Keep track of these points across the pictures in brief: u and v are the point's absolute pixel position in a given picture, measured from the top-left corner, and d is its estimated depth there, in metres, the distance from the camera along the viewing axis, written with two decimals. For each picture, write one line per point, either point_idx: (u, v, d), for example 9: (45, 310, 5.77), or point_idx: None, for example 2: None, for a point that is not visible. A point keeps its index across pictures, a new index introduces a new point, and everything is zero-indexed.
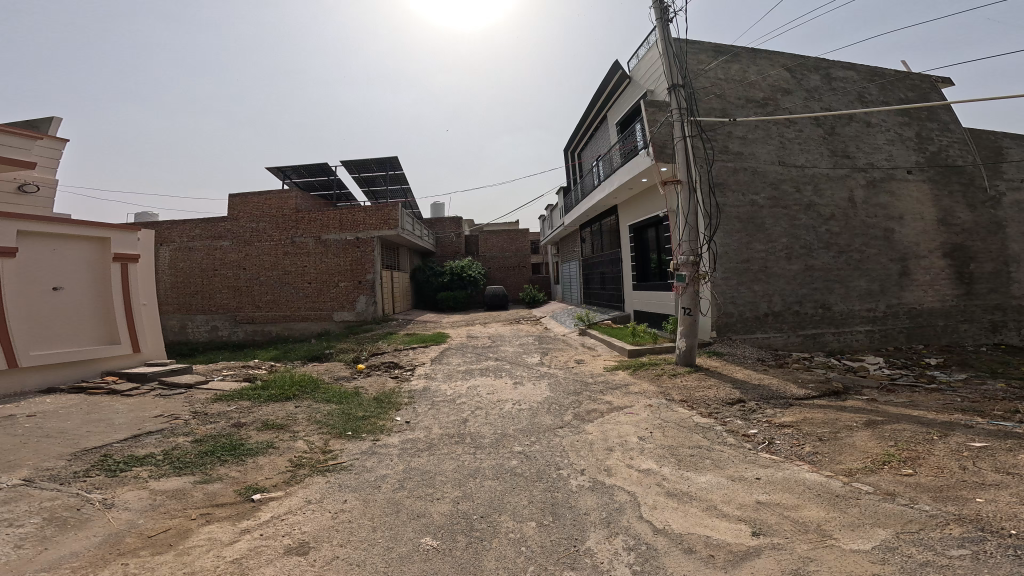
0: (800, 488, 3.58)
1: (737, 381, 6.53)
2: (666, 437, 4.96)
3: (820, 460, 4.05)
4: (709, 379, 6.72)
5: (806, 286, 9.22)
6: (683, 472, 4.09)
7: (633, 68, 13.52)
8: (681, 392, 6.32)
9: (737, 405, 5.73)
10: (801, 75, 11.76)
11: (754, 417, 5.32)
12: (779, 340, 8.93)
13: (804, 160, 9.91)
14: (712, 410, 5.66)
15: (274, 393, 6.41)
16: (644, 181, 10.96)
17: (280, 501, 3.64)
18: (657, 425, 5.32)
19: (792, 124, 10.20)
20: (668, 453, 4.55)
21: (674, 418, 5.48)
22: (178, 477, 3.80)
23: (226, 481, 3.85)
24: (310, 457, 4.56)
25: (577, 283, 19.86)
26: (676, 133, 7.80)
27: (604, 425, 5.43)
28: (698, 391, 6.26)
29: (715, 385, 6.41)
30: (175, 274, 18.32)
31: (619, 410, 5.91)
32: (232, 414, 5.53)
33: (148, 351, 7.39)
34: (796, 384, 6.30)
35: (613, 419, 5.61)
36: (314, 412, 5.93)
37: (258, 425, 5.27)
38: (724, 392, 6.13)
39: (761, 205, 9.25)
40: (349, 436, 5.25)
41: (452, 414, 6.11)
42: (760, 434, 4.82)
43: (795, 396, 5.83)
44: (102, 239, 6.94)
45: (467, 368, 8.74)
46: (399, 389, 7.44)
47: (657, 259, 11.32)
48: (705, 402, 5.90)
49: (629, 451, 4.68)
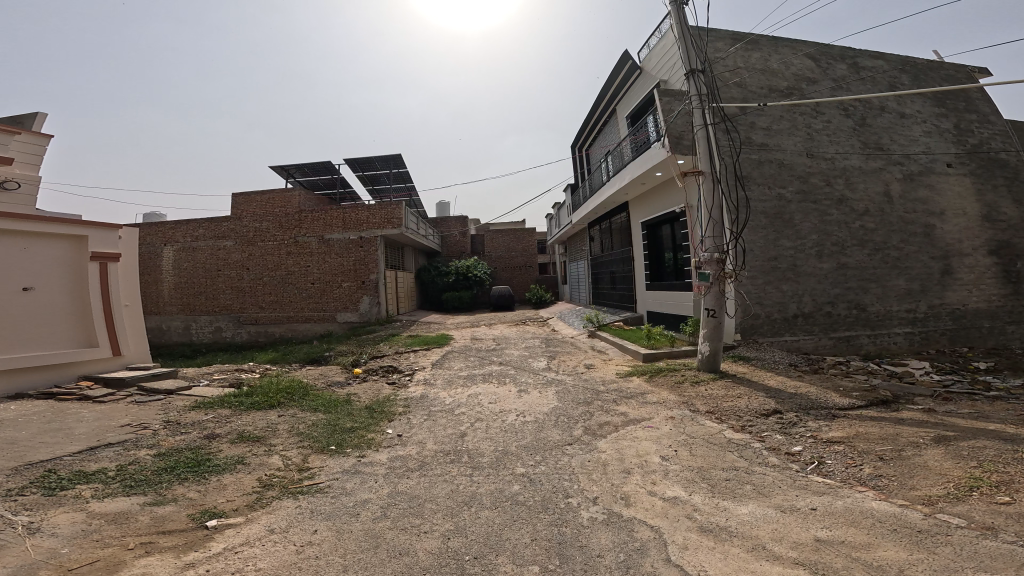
0: (866, 522, 2.92)
1: (769, 390, 5.84)
2: (694, 457, 4.30)
3: (887, 486, 3.36)
4: (737, 387, 6.02)
5: (839, 286, 8.43)
6: (718, 501, 3.45)
7: (644, 58, 12.87)
8: (707, 403, 5.64)
9: (773, 417, 5.06)
10: (826, 64, 10.95)
11: (796, 431, 4.64)
12: (809, 343, 8.18)
13: (834, 152, 9.13)
14: (745, 424, 4.98)
15: (258, 402, 5.92)
16: (658, 175, 10.27)
17: (237, 529, 3.14)
18: (682, 442, 4.66)
19: (818, 115, 9.45)
20: (697, 477, 3.90)
21: (701, 433, 4.82)
22: (126, 498, 3.34)
23: (180, 504, 3.39)
24: (283, 476, 4.04)
25: (586, 283, 19.17)
26: (695, 121, 7.05)
27: (620, 442, 4.79)
28: (725, 402, 5.59)
29: (743, 394, 5.74)
30: (178, 274, 18.16)
31: (636, 424, 5.27)
32: (209, 423, 5.06)
33: (131, 354, 6.97)
34: (837, 392, 5.59)
35: (631, 435, 4.96)
36: (298, 422, 5.41)
37: (233, 436, 4.78)
38: (757, 402, 5.45)
39: (789, 199, 8.49)
40: (332, 451, 4.71)
41: (449, 427, 5.54)
42: (805, 453, 4.15)
43: (838, 407, 5.16)
44: (80, 237, 6.57)
45: (468, 374, 8.15)
46: (394, 397, 6.90)
47: (673, 258, 10.59)
48: (736, 414, 5.23)
49: (650, 473, 4.05)
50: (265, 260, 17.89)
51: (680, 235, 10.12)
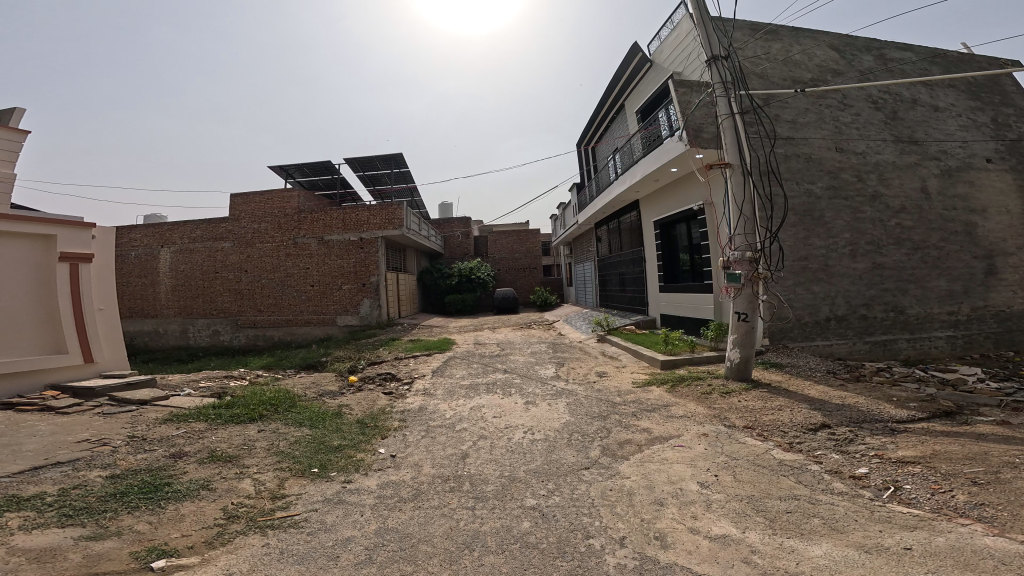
0: (986, 571, 2.27)
1: (812, 402, 5.20)
2: (739, 484, 3.66)
3: (997, 518, 2.74)
4: (775, 398, 5.39)
5: (876, 287, 7.77)
6: (780, 539, 2.83)
7: (655, 51, 12.30)
8: (742, 417, 5.00)
9: (821, 434, 4.43)
10: (851, 56, 10.31)
11: (855, 451, 4.05)
12: (843, 348, 7.53)
13: (865, 146, 8.49)
14: (791, 441, 4.36)
15: (238, 415, 5.37)
16: (674, 171, 9.62)
17: (188, 573, 2.57)
18: (721, 464, 4.02)
19: (846, 107, 8.85)
20: (747, 509, 3.27)
21: (742, 453, 4.18)
22: (58, 530, 2.77)
23: (124, 538, 2.81)
24: (253, 506, 3.46)
25: (593, 286, 18.55)
26: (720, 110, 6.40)
27: (645, 466, 4.18)
28: (762, 416, 4.95)
29: (782, 407, 5.10)
30: (176, 276, 17.77)
31: (662, 442, 4.63)
32: (178, 440, 4.50)
33: (105, 361, 6.46)
34: (891, 404, 5.07)
35: (659, 456, 4.33)
36: (280, 440, 4.84)
37: (202, 456, 4.21)
38: (800, 416, 4.81)
39: (819, 195, 7.85)
40: (314, 475, 4.12)
41: (449, 446, 4.94)
42: (875, 479, 3.54)
43: (895, 424, 4.53)
44: (47, 236, 6.07)
45: (471, 383, 7.53)
46: (390, 409, 6.32)
47: (690, 258, 9.96)
48: (779, 430, 4.60)
49: (688, 505, 3.41)
50: (264, 262, 17.45)
51: (699, 233, 9.46)
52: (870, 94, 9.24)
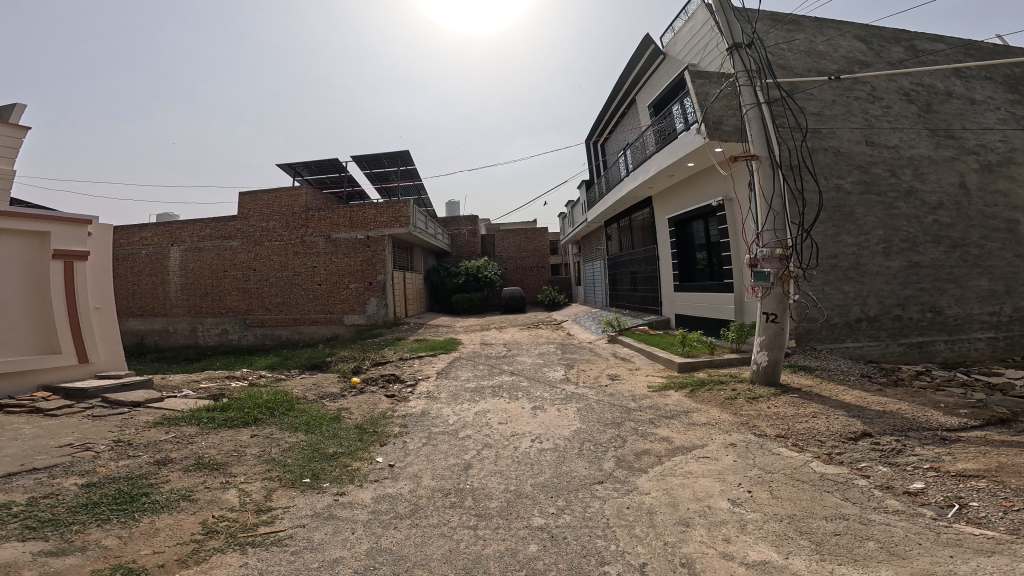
0: None
1: (849, 408, 4.74)
2: (778, 502, 3.24)
3: None
4: (808, 404, 4.95)
5: (911, 287, 7.21)
6: (831, 569, 2.44)
7: (669, 43, 11.80)
8: (774, 424, 4.57)
9: (863, 444, 4.00)
10: (880, 46, 9.68)
11: (905, 463, 3.63)
12: (875, 351, 7.02)
13: (898, 140, 7.92)
14: (831, 452, 3.94)
15: (231, 419, 5.14)
16: (690, 165, 9.14)
17: None
18: (755, 478, 3.62)
19: (876, 100, 8.31)
20: (789, 530, 2.88)
21: (778, 466, 3.76)
22: (17, 545, 2.53)
23: (88, 554, 2.56)
24: (236, 520, 3.19)
25: (602, 285, 18.07)
26: (745, 100, 5.94)
27: (667, 479, 3.80)
28: (795, 424, 4.51)
29: (817, 414, 4.65)
30: (185, 275, 17.86)
31: (685, 454, 4.23)
32: (166, 446, 4.28)
33: (101, 361, 6.35)
34: (939, 410, 4.62)
35: (682, 470, 3.93)
36: (272, 446, 4.59)
37: (188, 463, 3.98)
38: (838, 424, 4.38)
39: (849, 190, 7.32)
40: (305, 486, 3.84)
41: (450, 456, 4.62)
42: (935, 495, 3.13)
43: (946, 432, 4.09)
44: (41, 233, 5.95)
45: (476, 386, 7.19)
46: (391, 413, 6.04)
47: (708, 255, 9.48)
48: (815, 438, 4.18)
49: (719, 527, 3.02)
50: (271, 260, 17.42)
51: (719, 230, 8.97)
52: (901, 86, 8.67)
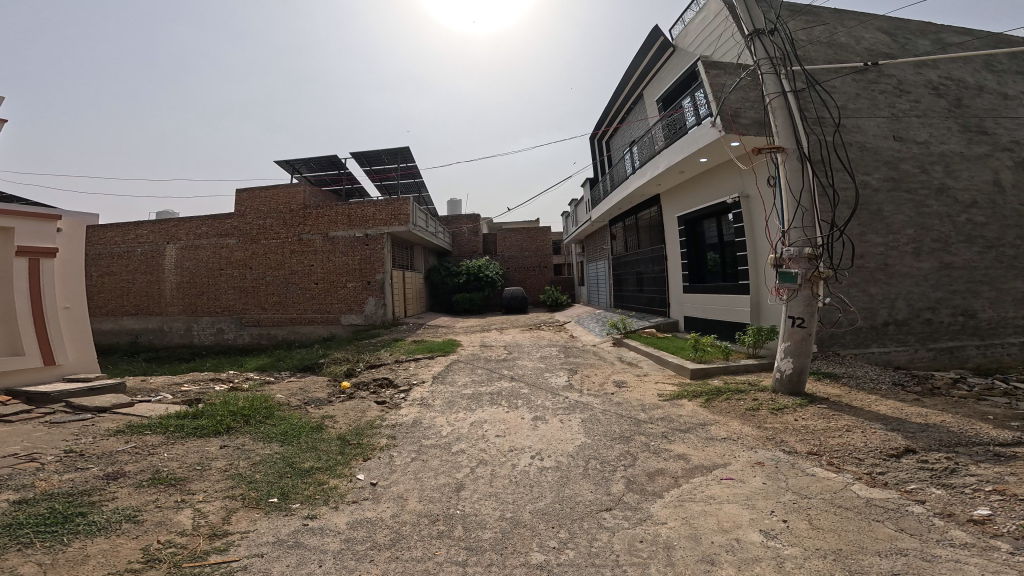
0: None
1: (886, 421, 4.23)
2: (819, 533, 2.74)
3: None
4: (838, 416, 4.45)
5: (942, 289, 6.69)
6: None
7: (679, 36, 11.32)
8: (803, 440, 4.07)
9: (908, 463, 3.49)
10: (904, 38, 9.15)
11: (961, 484, 3.12)
12: (903, 356, 6.50)
13: (928, 135, 7.44)
14: (871, 472, 3.44)
15: (203, 428, 4.73)
16: (703, 161, 8.65)
17: None
18: (791, 505, 3.10)
19: (903, 93, 7.82)
20: (833, 568, 2.40)
21: (816, 490, 3.26)
22: None
23: None
24: (182, 547, 2.77)
25: (606, 285, 17.59)
26: (768, 89, 5.46)
27: (684, 505, 3.32)
28: (826, 439, 4.01)
29: (850, 428, 4.15)
30: (181, 273, 17.54)
31: (705, 475, 3.75)
32: (122, 458, 3.93)
33: (69, 364, 6.18)
34: (988, 422, 4.09)
35: (702, 494, 3.44)
36: (241, 459, 4.18)
37: (142, 479, 3.63)
38: (876, 439, 3.87)
39: (876, 187, 6.80)
40: (270, 507, 3.42)
41: (440, 474, 4.16)
42: (1007, 524, 2.61)
43: (1001, 448, 3.57)
44: (5, 229, 5.75)
45: (473, 393, 6.74)
46: (380, 422, 5.60)
47: (722, 254, 8.96)
48: (850, 456, 3.69)
49: (751, 566, 2.53)
50: (268, 258, 17.05)
51: (733, 228, 8.46)
52: (929, 79, 8.15)
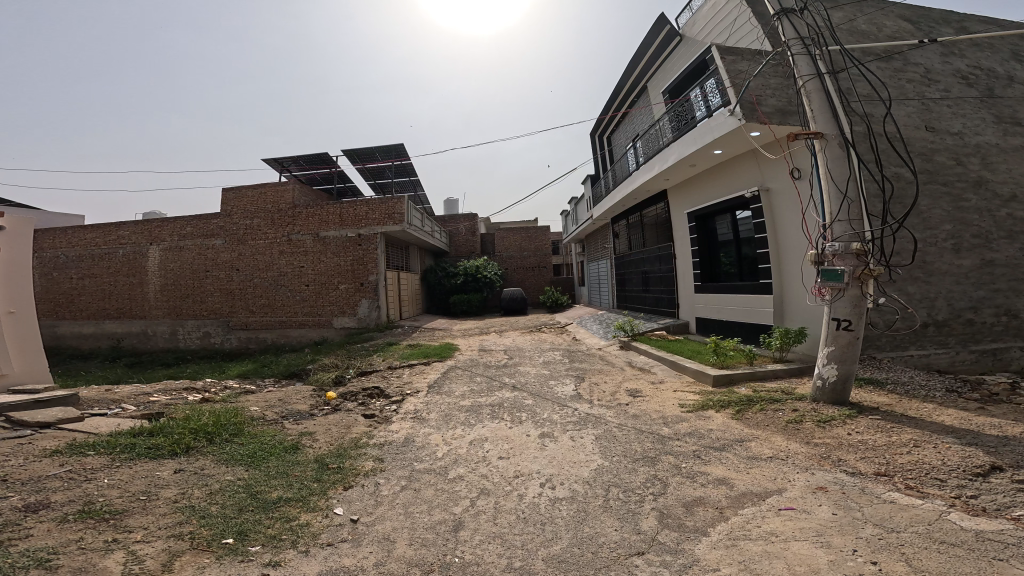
0: None
1: (959, 435, 3.74)
2: None
3: None
4: (898, 429, 3.96)
5: (984, 288, 6.19)
6: None
7: (686, 25, 10.79)
8: (865, 460, 3.55)
9: (999, 484, 2.99)
10: (927, 27, 8.65)
11: None
12: (943, 359, 5.99)
13: (962, 126, 6.93)
14: (961, 496, 2.93)
15: (160, 450, 4.06)
16: (717, 153, 8.09)
17: None
18: (881, 545, 2.52)
19: (932, 82, 7.30)
20: None
21: (903, 524, 2.70)
22: None
23: None
24: None
25: (608, 285, 17.04)
26: (800, 71, 4.89)
27: (738, 545, 2.72)
28: (894, 458, 3.51)
29: (918, 443, 3.68)
30: (164, 275, 16.75)
31: (757, 505, 3.16)
32: (52, 486, 3.26)
33: (14, 373, 5.60)
34: None
35: (759, 529, 2.86)
36: (198, 487, 3.52)
37: (70, 512, 2.97)
38: (954, 457, 3.39)
39: (909, 179, 6.31)
40: (225, 550, 2.77)
41: (437, 508, 3.53)
42: None
43: None
44: None
45: (472, 404, 6.11)
46: (368, 439, 4.97)
47: (739, 252, 8.43)
48: (929, 478, 3.17)
49: None
50: (256, 259, 16.32)
51: (751, 224, 7.95)
52: (958, 68, 7.62)
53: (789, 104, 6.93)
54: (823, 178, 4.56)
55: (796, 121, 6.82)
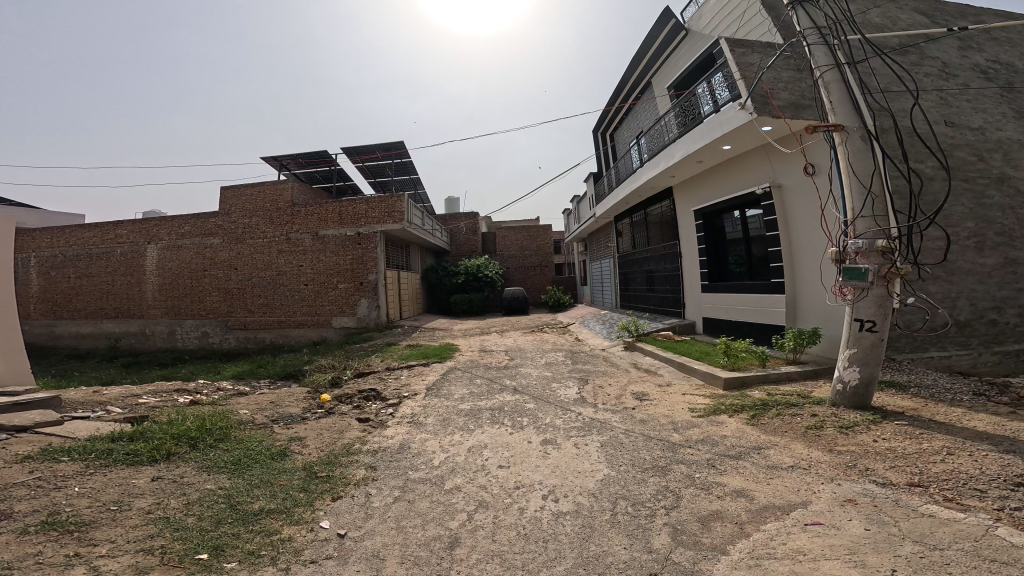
0: None
1: (995, 442, 3.48)
2: None
3: None
4: (929, 436, 3.69)
5: (1008, 288, 5.90)
6: None
7: (692, 19, 10.51)
8: (895, 469, 3.28)
9: None
10: (944, 20, 8.33)
11: None
12: (965, 361, 5.72)
13: (982, 121, 6.63)
14: (1005, 509, 2.68)
15: (139, 457, 3.83)
16: (726, 149, 7.82)
17: None
18: (923, 565, 2.26)
19: (951, 75, 7.00)
20: None
21: (946, 542, 2.43)
22: None
23: None
24: None
25: (611, 285, 16.79)
26: (818, 60, 4.61)
27: (762, 566, 2.46)
28: (927, 467, 3.25)
29: (951, 450, 3.42)
30: (162, 275, 16.58)
31: (780, 520, 2.89)
32: (15, 495, 3.02)
33: None
34: None
35: (784, 547, 2.60)
36: (175, 498, 3.28)
37: (31, 524, 2.73)
38: (993, 466, 3.13)
39: (930, 176, 6.03)
40: (197, 567, 2.53)
41: (431, 522, 3.28)
42: None
43: None
44: None
45: (472, 408, 5.86)
46: (362, 445, 4.73)
47: (749, 250, 8.17)
48: (970, 490, 2.90)
49: None
50: (254, 259, 16.13)
51: (762, 221, 7.70)
52: (976, 62, 7.31)
53: (802, 97, 6.64)
54: (843, 172, 4.29)
55: (810, 115, 6.54)
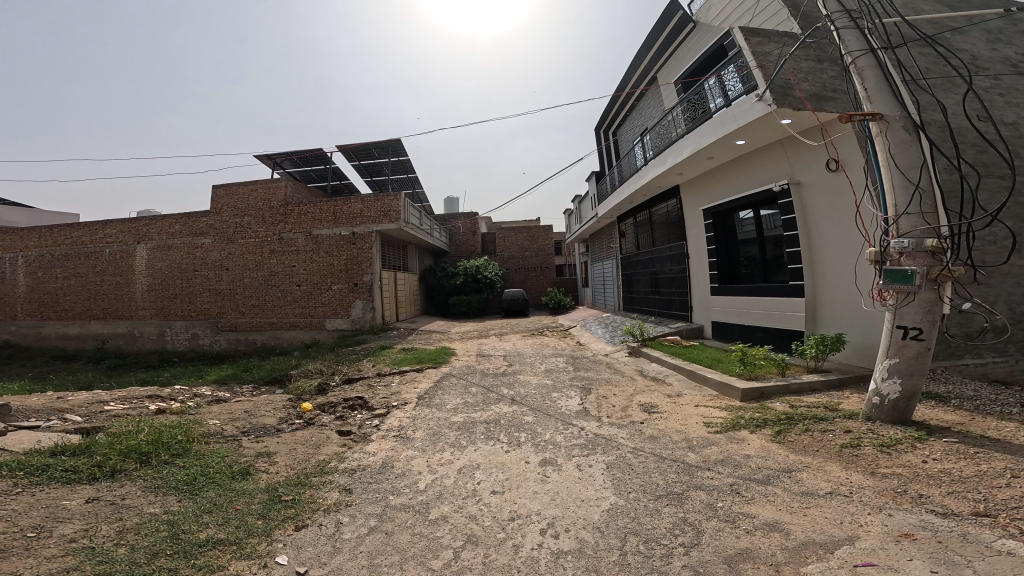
0: None
1: None
2: None
3: None
4: (989, 456, 3.19)
5: None
6: None
7: (699, 12, 10.10)
8: (956, 497, 2.78)
9: None
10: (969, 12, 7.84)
11: None
12: (1004, 369, 5.23)
13: (1017, 116, 6.16)
14: None
15: (76, 477, 3.32)
16: (739, 144, 7.37)
17: None
18: None
19: (980, 68, 6.53)
20: None
21: None
22: None
23: None
24: None
25: (614, 287, 16.32)
26: (848, 39, 4.15)
27: None
28: (992, 493, 2.76)
29: (1017, 473, 2.93)
30: (152, 274, 16.13)
31: (825, 562, 2.40)
32: None
33: None
34: None
35: None
36: (107, 525, 2.78)
37: None
38: None
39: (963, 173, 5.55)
40: None
41: (408, 559, 2.79)
42: None
43: None
44: None
45: (464, 421, 5.37)
46: (340, 464, 4.25)
47: (763, 250, 7.71)
48: None
49: None
50: (246, 258, 15.68)
51: (778, 220, 7.25)
52: (1006, 55, 6.83)
53: (824, 88, 6.17)
54: (882, 163, 3.84)
55: (833, 106, 6.06)
